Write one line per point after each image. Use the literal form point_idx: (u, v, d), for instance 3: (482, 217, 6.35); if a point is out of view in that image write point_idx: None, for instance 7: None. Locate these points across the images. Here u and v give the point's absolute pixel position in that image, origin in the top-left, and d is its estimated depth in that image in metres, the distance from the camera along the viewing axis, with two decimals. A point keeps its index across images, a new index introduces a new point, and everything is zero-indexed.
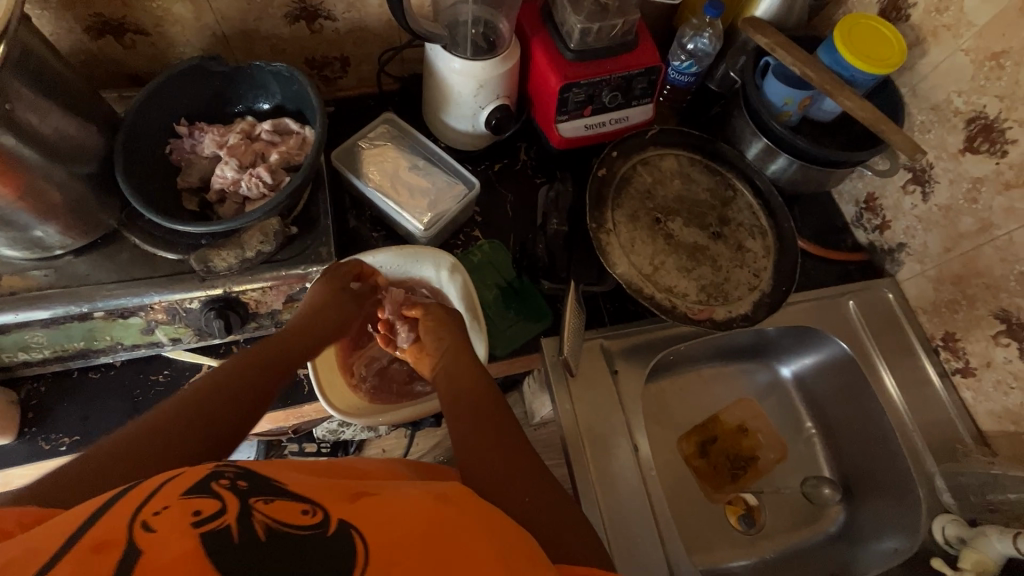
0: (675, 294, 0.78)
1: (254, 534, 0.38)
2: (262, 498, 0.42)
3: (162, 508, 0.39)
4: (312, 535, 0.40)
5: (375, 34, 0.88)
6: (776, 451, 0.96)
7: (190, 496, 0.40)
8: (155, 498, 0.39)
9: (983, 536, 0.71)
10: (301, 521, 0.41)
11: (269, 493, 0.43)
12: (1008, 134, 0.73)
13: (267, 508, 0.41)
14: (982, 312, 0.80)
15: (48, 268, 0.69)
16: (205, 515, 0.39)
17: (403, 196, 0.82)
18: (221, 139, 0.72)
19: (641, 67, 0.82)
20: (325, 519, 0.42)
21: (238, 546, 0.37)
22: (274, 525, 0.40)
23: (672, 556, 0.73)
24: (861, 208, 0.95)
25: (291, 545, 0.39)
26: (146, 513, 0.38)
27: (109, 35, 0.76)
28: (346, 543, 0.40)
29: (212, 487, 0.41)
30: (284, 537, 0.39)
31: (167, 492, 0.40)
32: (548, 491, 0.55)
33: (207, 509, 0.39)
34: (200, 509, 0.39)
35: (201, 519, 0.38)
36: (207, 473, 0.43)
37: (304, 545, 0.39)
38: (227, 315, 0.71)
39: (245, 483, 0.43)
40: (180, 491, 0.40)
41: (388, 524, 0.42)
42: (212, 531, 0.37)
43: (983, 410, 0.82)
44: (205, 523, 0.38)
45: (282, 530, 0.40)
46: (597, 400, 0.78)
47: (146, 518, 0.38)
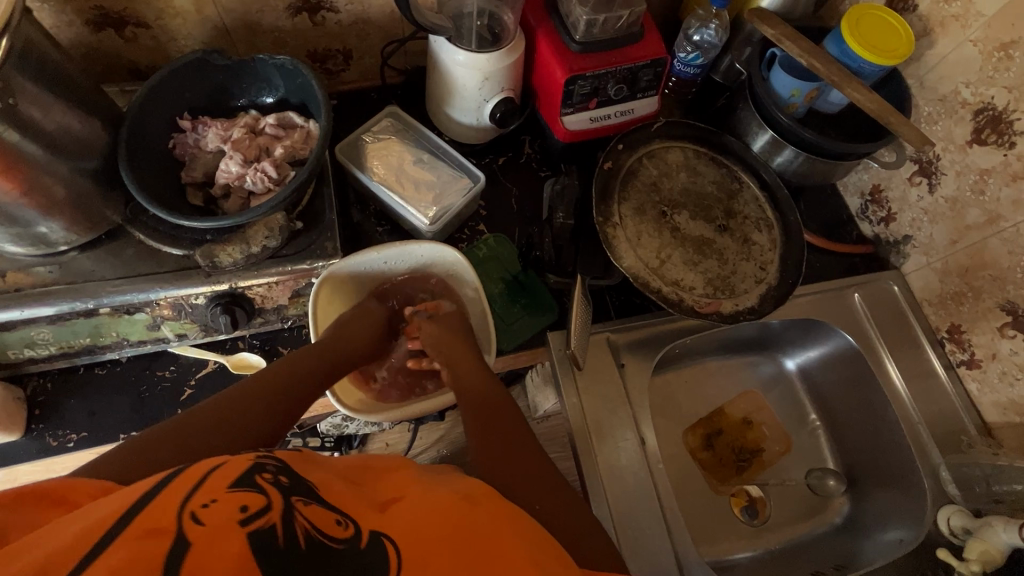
0: (682, 288, 0.78)
1: (295, 541, 0.39)
2: (301, 500, 0.43)
3: (211, 500, 0.38)
4: (347, 549, 0.41)
5: (378, 27, 0.87)
6: (782, 443, 0.96)
7: (237, 490, 0.40)
8: (202, 488, 0.39)
9: (990, 527, 0.71)
10: (335, 532, 0.42)
11: (306, 496, 0.44)
12: (1016, 125, 0.73)
13: (306, 512, 0.42)
14: (988, 304, 0.80)
15: (53, 264, 0.68)
16: (251, 512, 0.39)
17: (408, 190, 0.81)
18: (225, 134, 0.71)
19: (648, 60, 0.81)
20: (356, 530, 0.43)
21: (283, 551, 0.38)
22: (311, 532, 0.40)
23: (679, 547, 0.73)
24: (867, 200, 0.95)
25: (330, 556, 0.39)
26: (195, 505, 0.38)
27: (109, 28, 0.75)
28: (378, 554, 0.41)
29: (255, 482, 0.42)
30: (321, 546, 0.40)
31: (213, 484, 0.40)
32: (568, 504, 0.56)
33: (253, 505, 0.39)
34: (247, 505, 0.39)
35: (248, 516, 0.38)
36: (250, 466, 0.43)
37: (345, 553, 0.40)
38: (234, 310, 0.71)
39: (286, 480, 0.44)
40: (227, 483, 0.40)
41: (414, 530, 0.44)
42: (258, 530, 0.38)
43: (988, 400, 0.82)
44: (252, 520, 0.38)
45: (321, 539, 0.40)
46: (604, 394, 0.78)
47: (195, 510, 0.37)
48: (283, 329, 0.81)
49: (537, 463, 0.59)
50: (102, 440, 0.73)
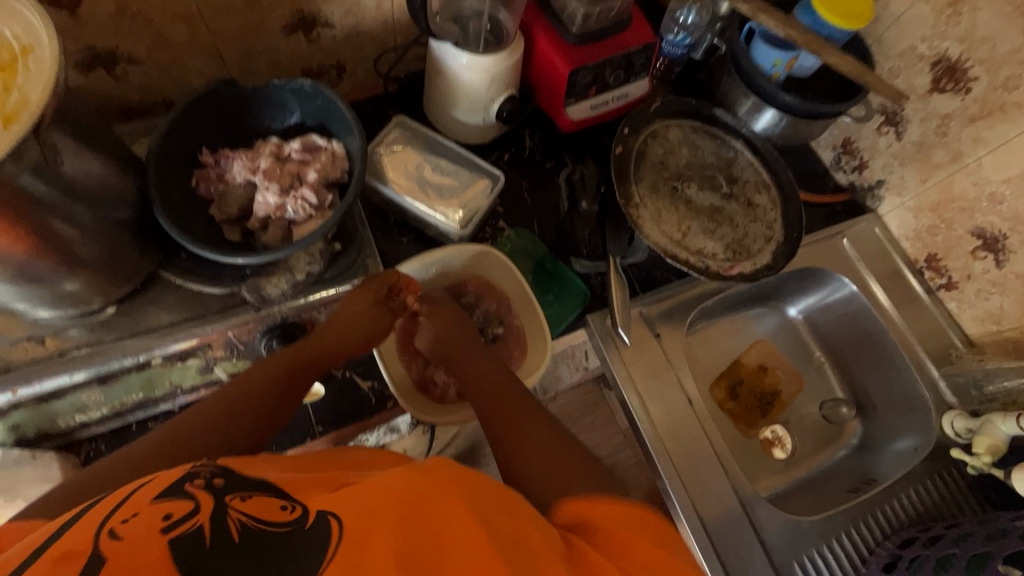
0: (705, 255, 0.84)
1: (227, 536, 0.39)
2: (239, 495, 0.42)
3: (131, 515, 0.39)
4: (291, 532, 0.40)
5: (372, 37, 0.87)
6: (796, 383, 1.05)
7: (162, 500, 0.40)
8: (124, 506, 0.39)
9: (990, 422, 0.81)
10: (279, 517, 0.41)
11: (248, 488, 0.43)
12: (970, 72, 0.82)
13: (243, 506, 0.41)
14: (960, 232, 0.91)
15: (91, 323, 0.65)
16: (175, 518, 0.39)
17: (433, 197, 0.83)
18: (252, 164, 0.69)
19: (640, 44, 0.85)
20: (302, 513, 0.42)
21: (209, 550, 0.38)
22: (249, 523, 0.40)
23: (738, 486, 0.80)
24: (839, 152, 1.04)
25: (272, 542, 0.39)
26: (113, 521, 0.38)
27: (100, 68, 0.71)
28: (321, 531, 0.40)
29: (185, 489, 0.41)
30: (262, 536, 0.40)
31: (138, 499, 0.40)
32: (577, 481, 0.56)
33: (177, 511, 0.39)
34: (171, 512, 0.39)
35: (171, 524, 0.38)
36: (182, 475, 0.43)
37: (278, 543, 0.39)
38: (288, 339, 0.72)
39: (221, 481, 0.43)
40: (152, 496, 0.40)
41: (365, 507, 0.42)
42: (183, 534, 0.38)
43: (968, 315, 0.93)
44: (176, 526, 0.38)
45: (259, 527, 0.40)
46: (648, 363, 0.84)
47: (113, 527, 0.38)
48: None
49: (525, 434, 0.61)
50: None
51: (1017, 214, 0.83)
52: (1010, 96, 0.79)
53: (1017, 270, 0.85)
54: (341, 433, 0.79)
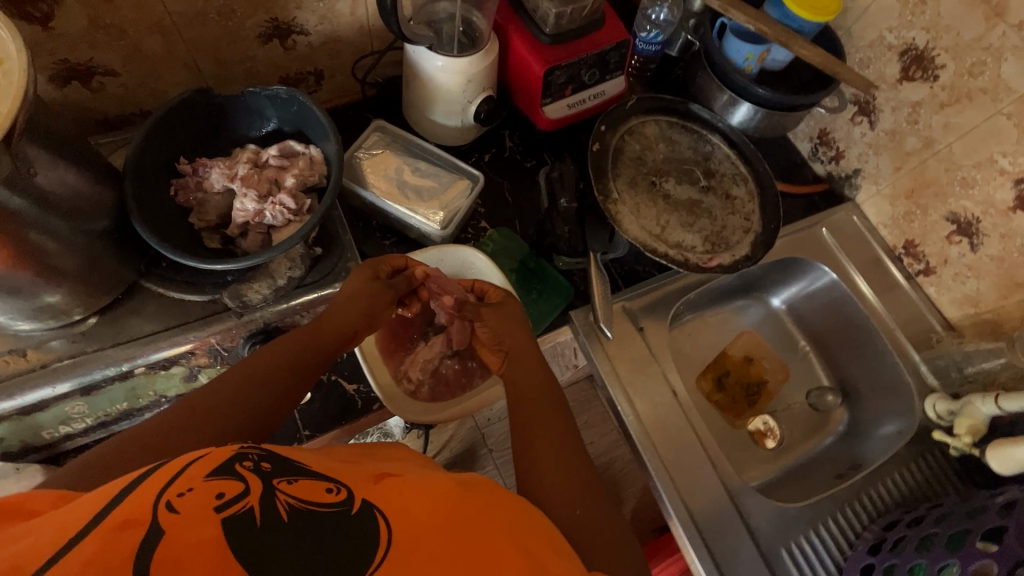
0: (685, 248, 0.85)
1: (276, 515, 0.40)
2: (285, 479, 0.43)
3: (187, 490, 0.39)
4: (340, 514, 0.43)
5: (349, 43, 0.88)
6: (782, 372, 1.06)
7: (214, 478, 0.40)
8: (178, 480, 0.39)
9: (971, 403, 0.82)
10: (325, 499, 0.44)
11: (292, 474, 0.45)
12: (937, 60, 0.84)
13: (290, 489, 0.43)
14: (935, 218, 0.92)
15: (73, 334, 0.65)
16: (228, 498, 0.40)
17: (413, 200, 0.83)
18: (230, 172, 0.70)
19: (614, 42, 0.87)
20: (348, 497, 0.45)
21: (262, 528, 0.39)
22: (296, 504, 0.42)
23: (725, 476, 0.81)
24: (816, 143, 1.06)
25: (322, 522, 0.41)
26: (171, 495, 0.38)
27: (75, 80, 0.72)
28: (368, 524, 0.43)
29: (236, 469, 0.42)
30: (310, 515, 0.42)
31: (191, 474, 0.40)
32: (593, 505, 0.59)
33: (230, 491, 0.40)
34: (224, 492, 0.40)
35: (225, 502, 0.39)
36: (231, 454, 0.43)
37: (331, 523, 0.42)
38: (271, 343, 0.72)
39: (268, 465, 0.44)
40: (205, 473, 0.40)
41: (411, 508, 0.45)
42: (237, 514, 0.39)
43: (946, 299, 0.95)
44: (229, 506, 0.39)
45: (307, 508, 0.42)
46: (632, 357, 0.85)
47: (171, 500, 0.38)
48: None
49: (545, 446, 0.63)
50: None
51: (988, 198, 0.84)
52: (976, 82, 0.81)
53: (991, 253, 0.86)
54: (328, 436, 0.79)
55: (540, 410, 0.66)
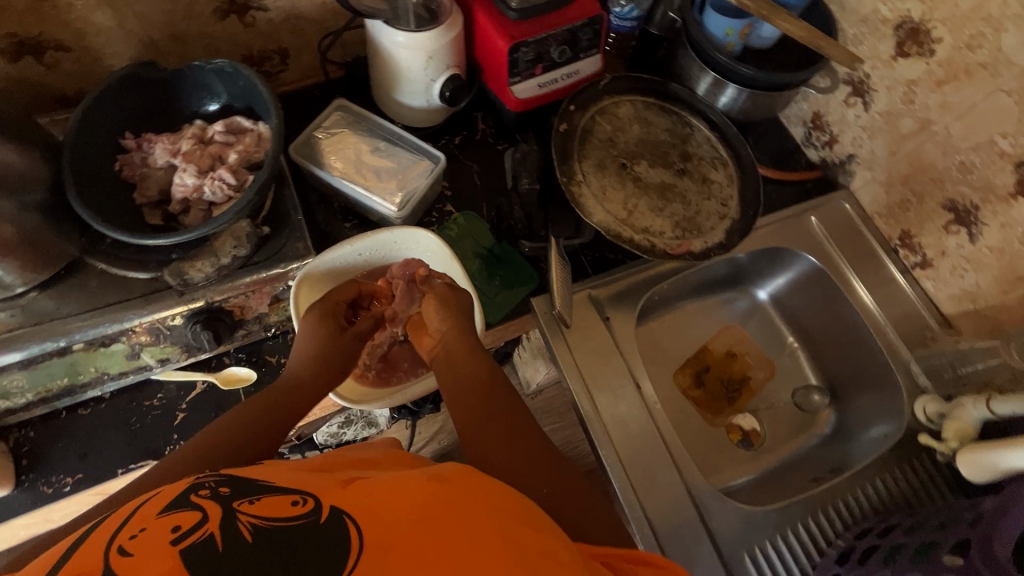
0: (652, 233, 0.80)
1: (240, 537, 0.40)
2: (246, 499, 0.43)
3: (139, 530, 0.40)
4: (308, 525, 0.42)
5: (311, 20, 0.86)
6: (766, 369, 1.01)
7: (169, 513, 0.41)
8: (131, 521, 0.41)
9: (961, 406, 0.76)
10: (290, 512, 0.43)
11: (255, 493, 0.44)
12: (933, 34, 0.77)
13: (253, 509, 0.42)
14: (932, 206, 0.85)
15: (13, 308, 0.65)
16: (184, 530, 0.40)
17: (370, 180, 0.81)
18: (174, 147, 0.69)
19: (585, 18, 0.82)
20: (316, 506, 0.43)
21: (222, 554, 0.39)
22: (260, 524, 0.41)
23: (689, 480, 0.77)
24: (809, 127, 1.00)
25: (287, 539, 0.41)
26: (123, 538, 0.39)
27: (27, 55, 0.71)
28: (335, 530, 0.42)
29: (191, 499, 0.43)
30: (274, 532, 0.41)
31: (143, 514, 0.41)
32: (582, 498, 0.56)
33: (185, 523, 0.40)
34: (179, 524, 0.40)
35: (181, 535, 0.40)
36: (185, 487, 0.44)
37: (297, 538, 0.41)
38: (214, 324, 0.70)
39: (228, 488, 0.44)
40: (157, 511, 0.42)
41: (381, 511, 0.43)
42: (193, 544, 0.39)
43: (944, 295, 0.88)
44: (185, 538, 0.39)
45: (270, 526, 0.41)
46: (595, 347, 0.81)
47: (124, 544, 0.39)
48: (266, 337, 0.80)
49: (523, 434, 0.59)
50: (99, 479, 0.71)
51: (988, 183, 0.78)
52: (975, 56, 0.74)
53: (991, 244, 0.79)
54: None
55: (503, 401, 0.62)
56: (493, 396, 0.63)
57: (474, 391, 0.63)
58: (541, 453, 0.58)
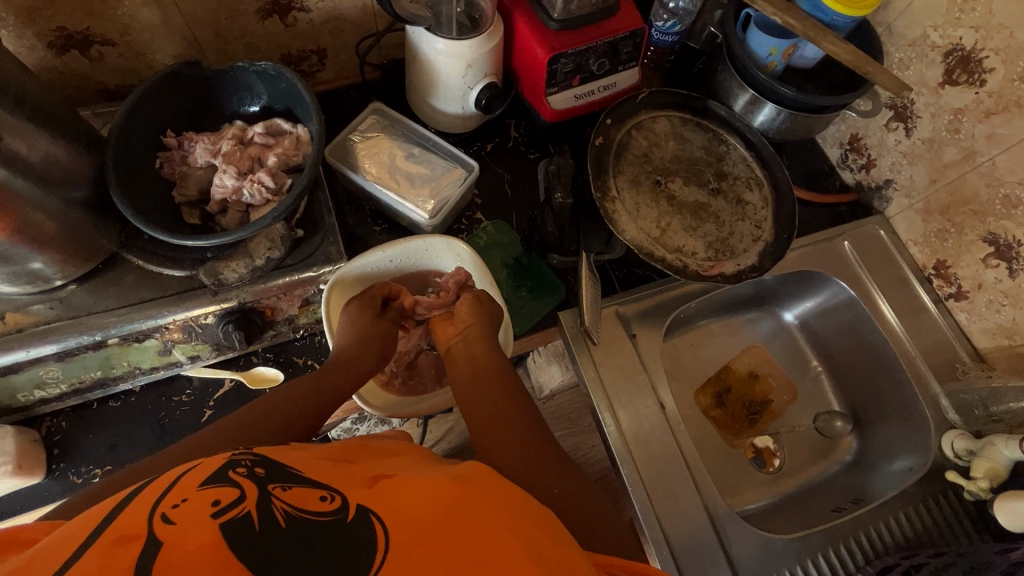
0: (685, 253, 0.80)
1: (275, 522, 0.40)
2: (280, 485, 0.43)
3: (181, 501, 0.39)
4: (335, 522, 0.42)
5: (351, 22, 0.85)
6: (789, 392, 1.00)
7: (209, 487, 0.41)
8: (172, 491, 0.40)
9: (992, 444, 0.74)
10: (321, 507, 0.42)
11: (288, 480, 0.44)
12: (985, 63, 0.76)
13: (285, 496, 0.42)
14: (971, 237, 0.84)
15: (52, 301, 0.66)
16: (224, 505, 0.39)
17: (403, 186, 0.80)
18: (214, 147, 0.70)
19: (626, 31, 0.81)
20: (343, 504, 0.43)
21: (260, 533, 0.39)
22: (293, 512, 0.41)
23: (707, 496, 0.77)
24: (846, 149, 0.98)
25: (316, 531, 0.40)
26: (166, 506, 0.39)
27: (74, 49, 0.72)
28: (364, 530, 0.41)
29: (229, 476, 0.42)
30: (306, 523, 0.41)
31: (184, 485, 0.41)
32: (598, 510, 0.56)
33: (225, 498, 0.40)
34: (219, 499, 0.40)
35: (222, 509, 0.39)
36: (224, 462, 0.44)
37: (326, 532, 0.41)
38: (247, 325, 0.70)
39: (262, 470, 0.44)
40: (198, 482, 0.41)
41: (407, 513, 0.43)
42: (234, 520, 0.39)
43: (978, 328, 0.86)
44: (226, 512, 0.39)
45: (302, 516, 0.41)
46: (620, 365, 0.81)
47: (166, 512, 0.39)
48: (294, 338, 0.80)
49: (542, 443, 0.60)
50: None
51: None
52: None
53: None
54: None
55: (520, 410, 0.63)
56: (514, 402, 0.64)
57: (495, 400, 0.64)
58: (558, 465, 0.58)
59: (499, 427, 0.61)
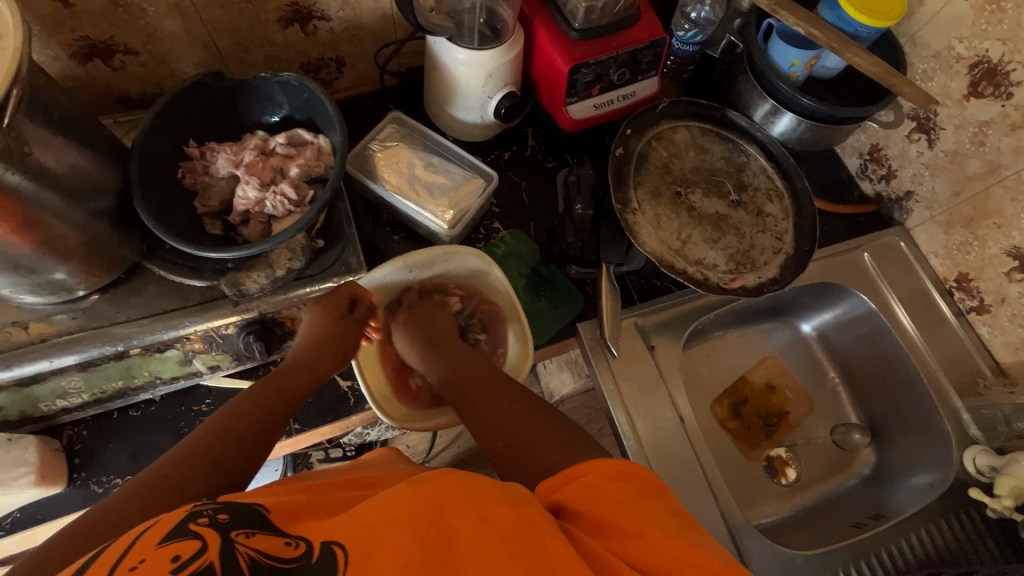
0: (706, 266, 0.79)
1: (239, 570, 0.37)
2: (244, 532, 0.41)
3: (138, 562, 0.37)
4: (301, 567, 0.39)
5: (371, 31, 0.85)
6: (806, 404, 0.99)
7: (167, 543, 0.38)
8: (128, 554, 0.37)
9: (1016, 462, 0.74)
10: (285, 551, 0.40)
11: (252, 526, 0.42)
12: (1013, 76, 0.75)
13: (250, 542, 0.40)
14: (995, 251, 0.83)
15: (75, 311, 0.66)
16: (184, 560, 0.37)
17: (423, 196, 0.80)
18: (236, 158, 0.70)
19: (647, 41, 0.80)
20: (308, 548, 0.41)
21: None
22: (257, 558, 0.39)
23: (725, 509, 0.76)
24: (866, 159, 0.97)
25: None
26: (122, 570, 0.36)
27: (96, 58, 0.72)
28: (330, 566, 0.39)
29: (191, 529, 0.39)
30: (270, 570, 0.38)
31: (140, 546, 0.38)
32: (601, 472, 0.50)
33: (185, 551, 0.37)
34: (179, 553, 0.37)
35: (181, 564, 0.36)
36: (184, 516, 0.41)
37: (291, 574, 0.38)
38: (267, 335, 0.70)
39: (225, 517, 0.42)
40: (156, 540, 0.38)
41: (372, 541, 0.40)
42: (196, 572, 0.36)
43: (1000, 342, 0.85)
44: (186, 568, 0.36)
45: (266, 563, 0.39)
46: (639, 377, 0.81)
47: (121, 574, 0.36)
48: None
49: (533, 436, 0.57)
50: None
51: None
52: None
53: None
54: (319, 430, 0.80)
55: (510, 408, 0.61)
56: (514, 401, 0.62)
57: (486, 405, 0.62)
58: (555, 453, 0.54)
59: (496, 427, 0.60)
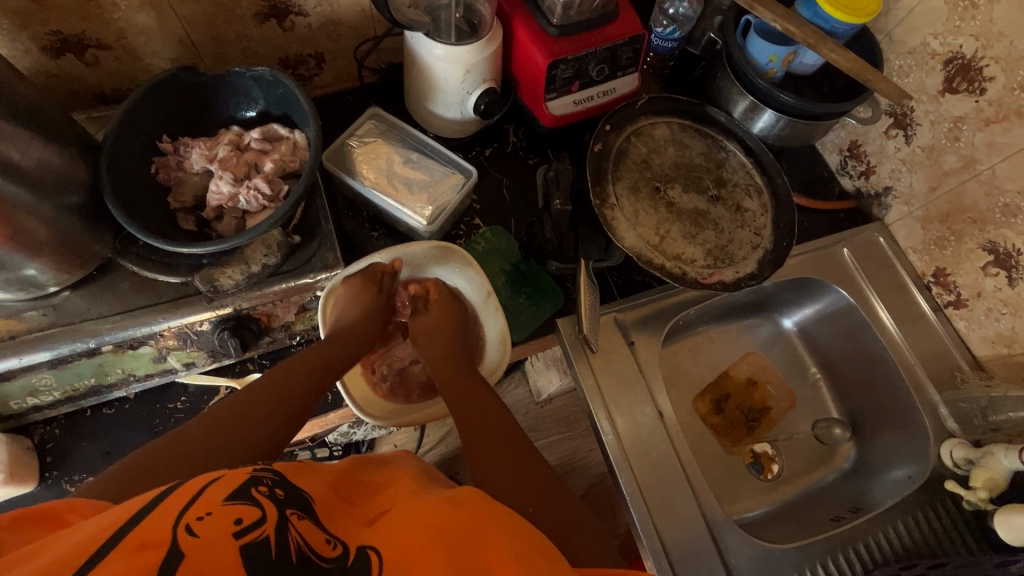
0: (684, 261, 0.79)
1: (287, 552, 0.42)
2: (295, 513, 0.46)
3: (206, 514, 0.41)
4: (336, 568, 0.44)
5: (350, 27, 0.85)
6: (788, 399, 0.99)
7: (233, 502, 0.43)
8: (196, 503, 0.42)
9: (992, 454, 0.74)
10: (323, 549, 0.45)
11: (298, 509, 0.47)
12: (985, 72, 0.76)
13: (299, 525, 0.45)
14: (971, 245, 0.83)
15: (46, 307, 0.65)
16: (246, 524, 0.42)
17: (401, 192, 0.80)
18: (210, 153, 0.70)
19: (627, 37, 0.80)
20: (344, 550, 0.46)
21: (276, 559, 0.41)
22: (303, 548, 0.44)
23: (706, 509, 0.76)
24: (845, 156, 0.98)
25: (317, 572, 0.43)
26: (190, 518, 0.40)
27: (69, 52, 0.72)
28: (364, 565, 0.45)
29: (252, 494, 0.45)
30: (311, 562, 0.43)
31: (210, 497, 0.43)
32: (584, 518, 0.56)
33: (246, 517, 0.42)
34: (242, 518, 0.42)
35: (243, 528, 0.42)
36: (246, 479, 0.46)
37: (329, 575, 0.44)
38: (242, 332, 0.70)
39: (280, 492, 0.47)
40: (222, 497, 0.43)
41: (402, 537, 0.47)
42: (255, 541, 0.41)
43: (977, 336, 0.86)
44: (246, 533, 0.41)
45: (310, 555, 0.44)
46: (619, 372, 0.81)
47: (190, 523, 0.40)
48: (290, 345, 0.80)
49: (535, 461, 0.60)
50: None
51: None
52: None
53: None
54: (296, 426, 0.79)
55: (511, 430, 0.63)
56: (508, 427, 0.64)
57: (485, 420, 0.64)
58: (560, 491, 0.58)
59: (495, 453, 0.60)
